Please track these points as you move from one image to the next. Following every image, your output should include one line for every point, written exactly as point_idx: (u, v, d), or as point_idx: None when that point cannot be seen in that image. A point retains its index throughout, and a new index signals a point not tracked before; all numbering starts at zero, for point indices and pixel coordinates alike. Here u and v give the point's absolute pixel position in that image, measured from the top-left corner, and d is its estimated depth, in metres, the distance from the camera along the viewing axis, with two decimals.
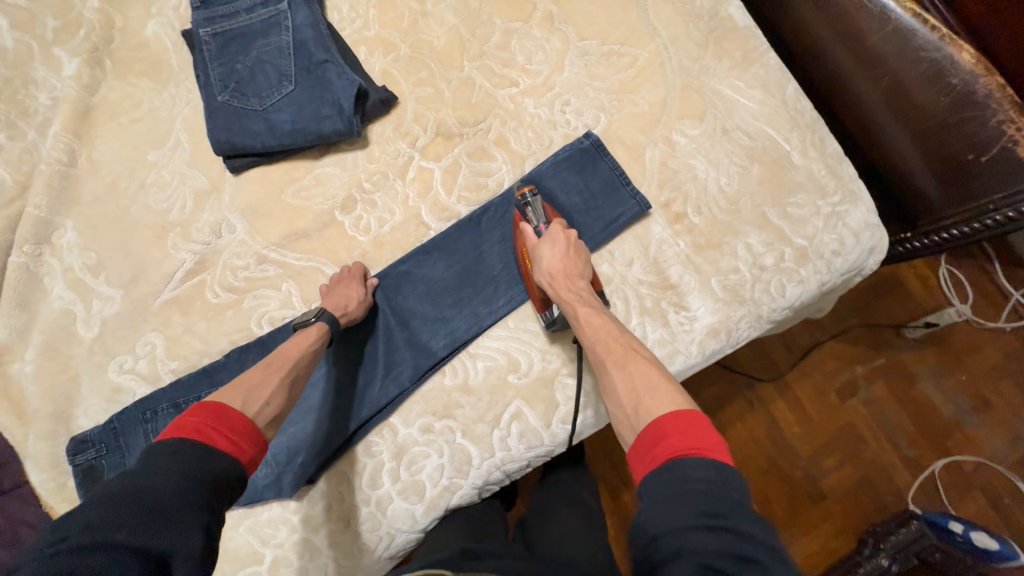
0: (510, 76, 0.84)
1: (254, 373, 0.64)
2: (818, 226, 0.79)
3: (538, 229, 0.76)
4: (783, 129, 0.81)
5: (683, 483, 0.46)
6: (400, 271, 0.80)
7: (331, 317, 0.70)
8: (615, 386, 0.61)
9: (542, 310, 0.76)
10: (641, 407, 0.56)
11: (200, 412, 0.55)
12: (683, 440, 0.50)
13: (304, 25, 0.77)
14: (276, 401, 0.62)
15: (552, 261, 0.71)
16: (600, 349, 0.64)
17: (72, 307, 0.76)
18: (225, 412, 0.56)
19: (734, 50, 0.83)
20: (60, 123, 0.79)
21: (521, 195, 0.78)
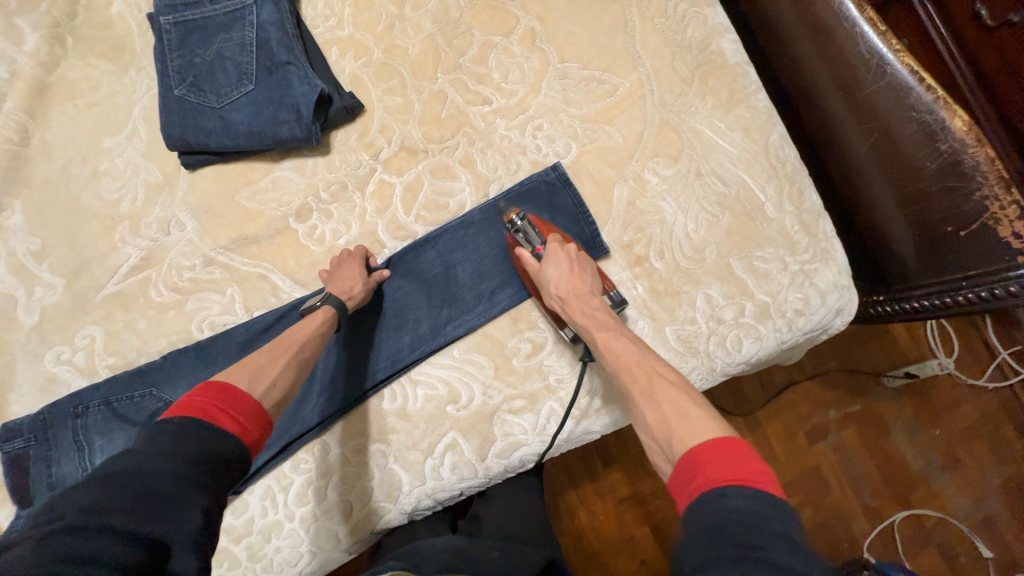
0: (483, 93, 0.80)
1: (258, 354, 0.63)
2: (784, 283, 0.76)
3: (536, 253, 0.73)
4: (760, 177, 0.78)
5: (722, 515, 0.44)
6: None
7: (339, 301, 0.70)
8: (646, 418, 0.58)
9: (561, 329, 0.73)
10: (675, 439, 0.53)
11: (206, 391, 0.54)
12: (723, 469, 0.48)
13: (269, 22, 0.75)
14: (282, 382, 0.61)
15: (561, 284, 0.68)
16: (627, 378, 0.62)
17: (13, 292, 0.75)
18: (229, 388, 0.56)
19: (719, 88, 0.79)
20: (15, 101, 0.77)
21: (509, 220, 0.75)
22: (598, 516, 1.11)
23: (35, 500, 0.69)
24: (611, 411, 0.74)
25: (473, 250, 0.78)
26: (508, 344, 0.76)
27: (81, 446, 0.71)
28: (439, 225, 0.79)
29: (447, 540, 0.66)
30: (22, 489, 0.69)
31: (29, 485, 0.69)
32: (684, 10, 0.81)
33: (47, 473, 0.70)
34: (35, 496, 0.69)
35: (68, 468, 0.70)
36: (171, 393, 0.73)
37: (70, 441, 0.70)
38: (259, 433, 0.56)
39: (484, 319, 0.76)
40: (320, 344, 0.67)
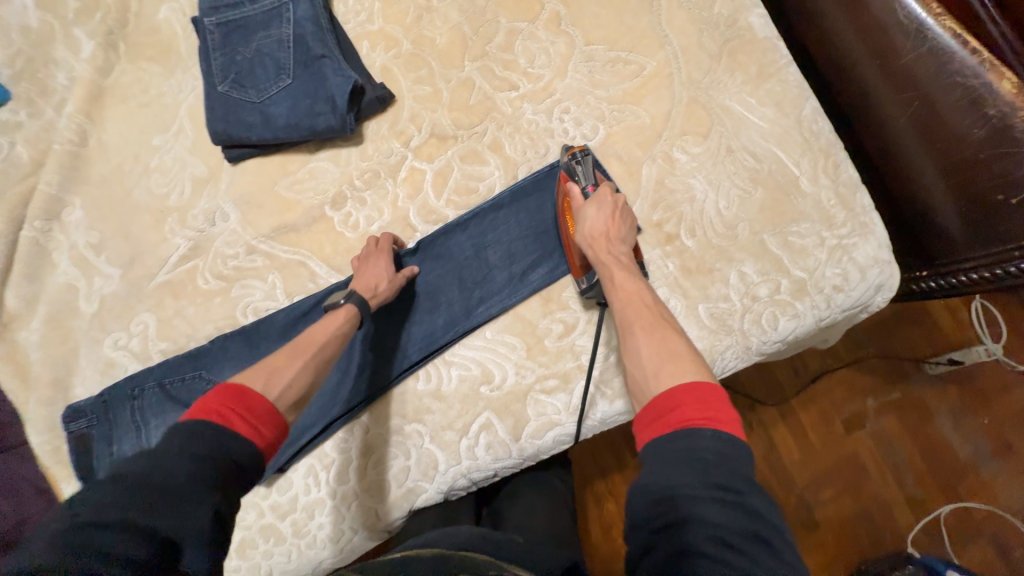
0: (510, 78, 0.82)
1: (277, 356, 0.61)
2: (821, 258, 0.74)
3: (585, 191, 0.73)
4: (793, 152, 0.76)
5: (692, 451, 0.45)
6: None
7: (361, 300, 0.69)
8: (638, 351, 0.58)
9: (580, 276, 0.74)
10: (663, 373, 0.53)
11: (221, 394, 0.53)
12: (698, 408, 0.48)
13: (304, 19, 0.78)
14: (298, 385, 0.59)
15: (596, 224, 0.69)
16: (631, 314, 0.61)
17: (75, 282, 0.80)
18: (246, 394, 0.54)
19: (749, 63, 0.78)
20: (74, 104, 0.83)
21: (572, 154, 0.76)
22: (629, 505, 1.10)
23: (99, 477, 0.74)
24: None
25: (507, 227, 0.79)
26: (539, 325, 0.77)
27: (139, 425, 0.75)
28: (469, 210, 0.80)
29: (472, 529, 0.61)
30: (87, 466, 0.74)
31: (93, 461, 0.74)
32: None
33: (109, 451, 0.74)
34: (99, 473, 0.73)
35: (127, 445, 0.75)
36: (219, 375, 0.76)
37: (129, 420, 0.75)
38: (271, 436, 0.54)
39: (519, 295, 0.77)
40: (339, 345, 0.66)
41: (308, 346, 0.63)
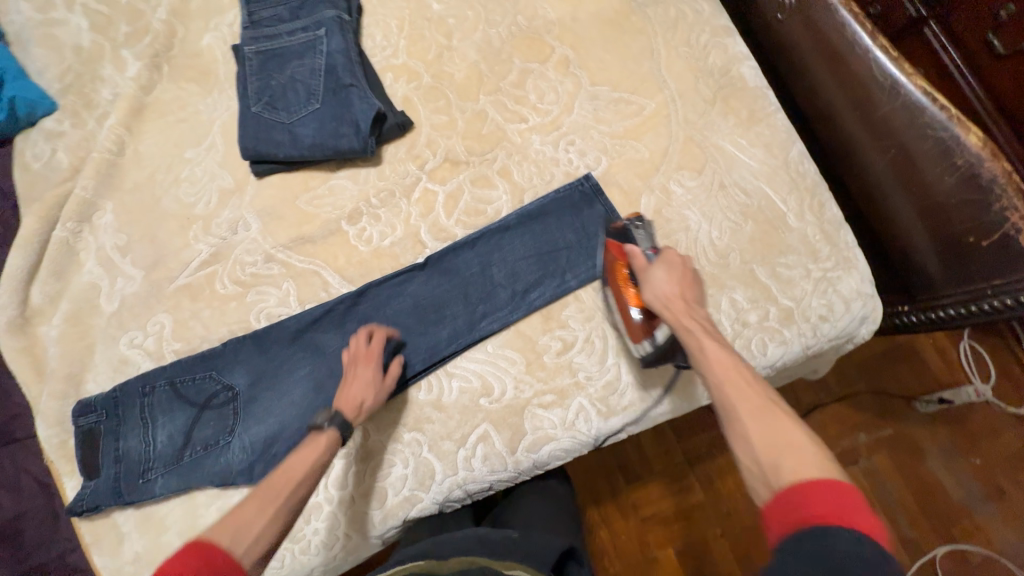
0: (521, 112, 0.88)
1: (245, 502, 0.58)
2: (807, 289, 0.79)
3: (647, 252, 0.72)
4: (781, 190, 0.82)
5: (835, 558, 0.40)
6: (393, 283, 0.83)
7: (344, 424, 0.67)
8: (749, 439, 0.52)
9: (640, 340, 0.72)
10: (784, 468, 0.48)
11: (184, 555, 0.51)
12: (837, 506, 0.44)
13: (336, 51, 0.85)
14: (269, 533, 0.57)
15: (665, 287, 0.66)
16: (730, 391, 0.56)
17: (99, 281, 0.84)
18: (208, 549, 0.52)
19: (740, 108, 0.85)
20: (116, 117, 0.89)
21: (628, 220, 0.78)
22: (620, 533, 1.09)
23: (103, 472, 0.75)
24: (639, 409, 0.77)
25: (514, 247, 0.84)
26: (539, 341, 0.80)
27: (146, 422, 0.77)
28: (477, 230, 0.85)
29: (474, 530, 0.68)
30: (92, 460, 0.76)
31: (99, 456, 0.76)
32: (706, 40, 0.89)
33: (115, 446, 0.76)
34: (104, 467, 0.75)
35: (133, 442, 0.76)
36: (228, 376, 0.79)
37: (138, 417, 0.77)
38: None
39: (521, 312, 0.81)
40: (317, 477, 0.64)
41: (282, 484, 0.61)
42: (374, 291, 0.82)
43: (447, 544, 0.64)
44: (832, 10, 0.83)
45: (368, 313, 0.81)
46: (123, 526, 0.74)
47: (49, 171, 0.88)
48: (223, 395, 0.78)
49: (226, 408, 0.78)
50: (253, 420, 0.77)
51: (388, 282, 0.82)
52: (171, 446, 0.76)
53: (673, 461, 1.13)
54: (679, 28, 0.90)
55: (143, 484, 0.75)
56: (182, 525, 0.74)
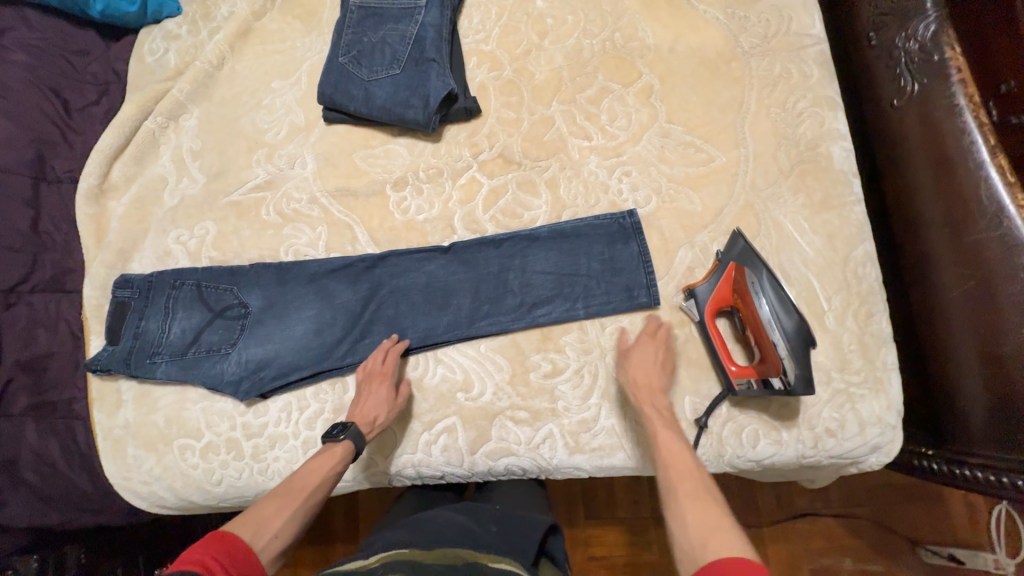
0: (588, 129, 0.87)
1: (266, 503, 0.62)
2: (821, 397, 0.74)
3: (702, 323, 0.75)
4: (828, 287, 0.76)
5: None
6: (413, 257, 0.85)
7: (357, 438, 0.72)
8: (685, 517, 0.56)
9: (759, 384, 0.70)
10: (707, 544, 0.52)
11: (209, 542, 0.54)
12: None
13: (430, 24, 0.87)
14: (285, 533, 0.60)
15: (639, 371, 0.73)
16: (673, 475, 0.61)
17: (168, 176, 0.92)
18: (230, 537, 0.56)
19: (815, 189, 0.80)
20: (224, 34, 0.96)
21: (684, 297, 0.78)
22: None
23: (120, 341, 0.84)
24: (606, 456, 0.76)
25: (538, 260, 0.83)
26: (530, 357, 0.80)
27: (168, 312, 0.85)
28: (508, 232, 0.85)
29: (452, 520, 0.66)
30: (116, 328, 0.85)
31: (123, 327, 0.85)
32: (803, 107, 0.83)
33: (137, 323, 0.84)
34: (122, 338, 0.84)
35: (150, 325, 0.84)
36: (246, 295, 0.85)
37: (161, 305, 0.85)
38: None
39: (523, 322, 0.81)
40: (330, 486, 0.68)
41: (297, 489, 0.65)
42: (394, 260, 0.85)
43: (427, 534, 0.61)
44: (954, 113, 0.74)
45: (382, 278, 0.85)
46: (125, 395, 0.84)
47: (157, 68, 0.97)
48: (236, 310, 0.85)
49: (235, 322, 0.84)
50: (254, 340, 0.83)
51: (410, 256, 0.85)
52: (181, 340, 0.84)
53: (635, 515, 1.09)
54: (778, 88, 0.84)
55: (150, 364, 0.83)
56: (170, 411, 0.83)
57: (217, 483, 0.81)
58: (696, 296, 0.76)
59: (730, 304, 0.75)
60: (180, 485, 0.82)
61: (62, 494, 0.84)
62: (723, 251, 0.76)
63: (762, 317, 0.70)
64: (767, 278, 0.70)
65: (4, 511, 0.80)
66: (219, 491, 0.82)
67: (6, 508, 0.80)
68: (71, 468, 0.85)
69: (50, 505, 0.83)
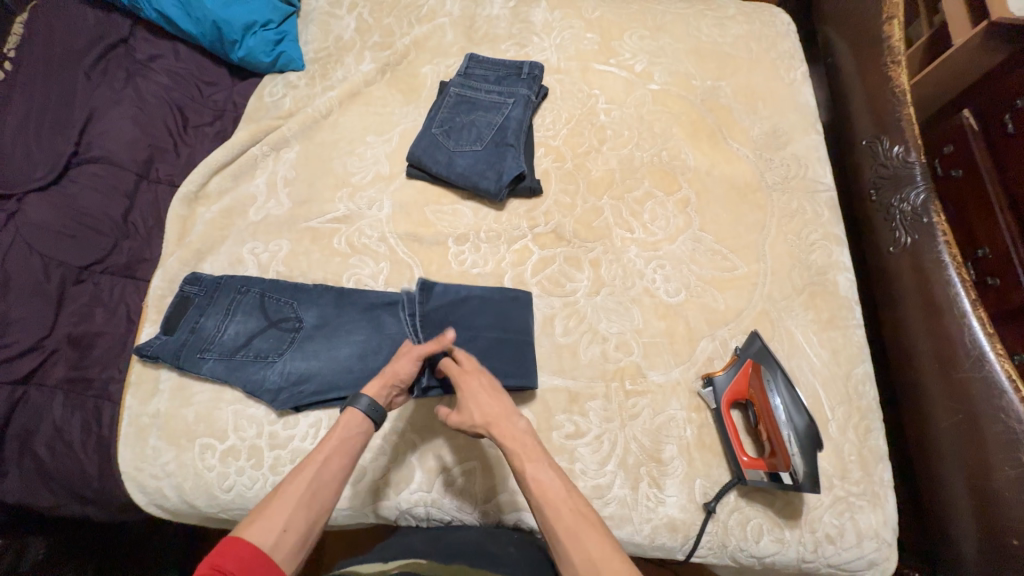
0: (631, 223, 1.01)
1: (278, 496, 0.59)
2: (824, 502, 0.78)
3: (718, 408, 0.82)
4: (832, 397, 0.85)
5: None
6: (456, 302, 0.91)
7: (366, 405, 0.69)
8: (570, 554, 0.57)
9: (768, 477, 0.75)
10: None
11: (228, 558, 0.51)
12: None
13: (514, 117, 1.05)
14: (295, 527, 0.58)
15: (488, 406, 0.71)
16: (547, 510, 0.60)
17: (258, 195, 1.04)
18: (241, 545, 0.53)
19: (823, 308, 0.91)
20: (337, 92, 1.14)
21: (704, 382, 0.85)
22: None
23: (175, 333, 0.89)
24: (615, 527, 0.78)
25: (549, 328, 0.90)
26: (555, 415, 0.85)
27: (227, 312, 0.91)
28: (466, 309, 0.91)
29: (468, 540, 0.71)
30: (174, 319, 0.90)
31: (182, 320, 0.90)
32: (815, 239, 0.97)
33: (195, 318, 0.90)
34: (178, 329, 0.89)
35: (208, 322, 0.90)
36: (303, 311, 0.92)
37: (223, 305, 0.91)
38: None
39: (528, 382, 0.84)
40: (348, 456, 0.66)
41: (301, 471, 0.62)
42: (437, 293, 0.91)
43: (443, 552, 0.66)
44: (941, 267, 0.87)
45: (428, 307, 0.90)
46: (162, 385, 0.88)
47: (273, 107, 1.14)
48: (290, 323, 0.91)
49: (287, 334, 0.90)
50: (300, 353, 0.88)
51: (450, 294, 0.92)
52: (233, 341, 0.89)
53: None
54: (795, 219, 0.99)
55: (197, 359, 0.87)
56: (201, 407, 0.86)
57: (225, 489, 0.82)
58: (714, 384, 0.84)
59: (747, 397, 0.82)
60: (190, 485, 0.83)
61: (64, 476, 0.82)
62: (740, 348, 0.86)
63: (776, 414, 0.76)
64: (781, 378, 0.78)
65: (4, 482, 0.80)
66: (225, 498, 0.82)
67: (6, 480, 0.80)
68: (83, 450, 0.84)
69: (48, 484, 0.82)
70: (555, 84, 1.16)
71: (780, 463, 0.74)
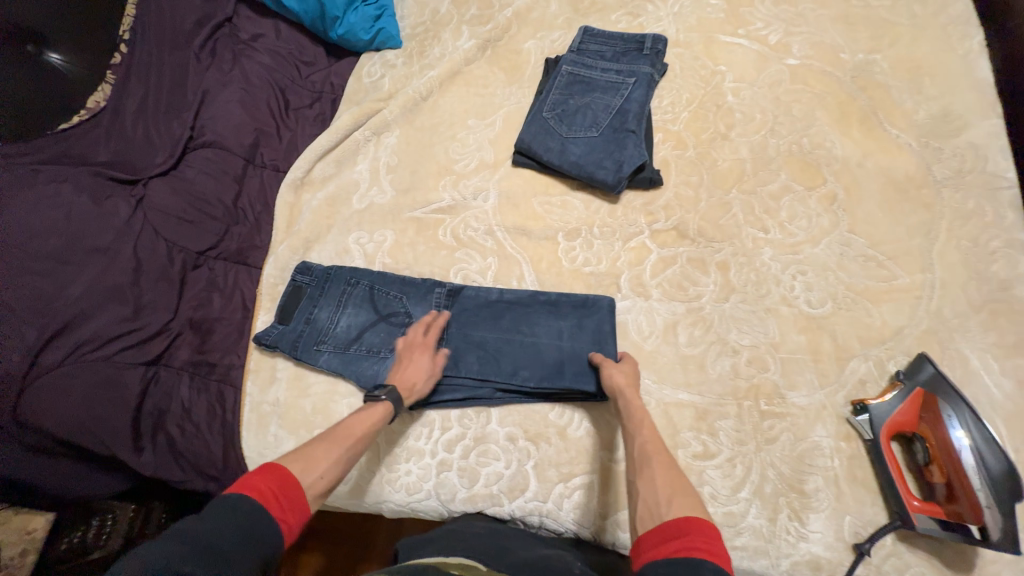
0: (765, 222, 0.90)
1: (317, 444, 0.62)
2: (1003, 558, 0.68)
3: (876, 441, 0.72)
4: (1016, 437, 0.73)
5: (689, 567, 0.45)
6: (493, 298, 0.88)
7: (398, 401, 0.73)
8: (653, 481, 0.57)
9: (948, 527, 0.66)
10: (671, 502, 0.53)
11: (269, 476, 0.55)
12: (704, 538, 0.48)
13: (635, 100, 0.95)
14: (330, 473, 0.60)
15: (619, 377, 0.74)
16: (648, 450, 0.62)
17: (360, 182, 1.02)
18: (281, 469, 0.56)
19: (1005, 330, 0.78)
20: (437, 72, 1.08)
21: (854, 407, 0.75)
22: None
23: (290, 323, 0.90)
24: (749, 559, 0.71)
25: (581, 334, 0.83)
26: (681, 432, 0.78)
27: (339, 304, 0.90)
28: (501, 302, 0.88)
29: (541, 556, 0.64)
30: (288, 309, 0.91)
31: (296, 310, 0.91)
32: (995, 246, 0.82)
33: (309, 310, 0.90)
34: (293, 321, 0.90)
35: (321, 315, 0.90)
36: (412, 306, 0.89)
37: (335, 297, 0.91)
38: (297, 523, 0.54)
39: (551, 384, 0.80)
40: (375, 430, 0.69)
41: (345, 430, 0.66)
42: (467, 294, 0.89)
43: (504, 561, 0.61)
44: None
45: (454, 309, 0.88)
46: (280, 373, 0.90)
47: (373, 89, 1.10)
48: (400, 318, 0.88)
49: (397, 329, 0.88)
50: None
51: (480, 296, 0.88)
52: (346, 334, 0.88)
53: None
54: (969, 222, 0.85)
55: (314, 351, 0.87)
56: (319, 398, 0.87)
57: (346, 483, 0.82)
58: (871, 412, 0.74)
59: (910, 430, 0.72)
60: None
61: (192, 455, 0.83)
62: (905, 373, 0.75)
63: (962, 455, 0.66)
64: (967, 411, 0.67)
65: (141, 457, 0.80)
66: (342, 490, 0.82)
67: (143, 454, 0.80)
68: (210, 430, 0.85)
69: (178, 462, 0.82)
70: (674, 60, 1.04)
71: (965, 513, 0.65)
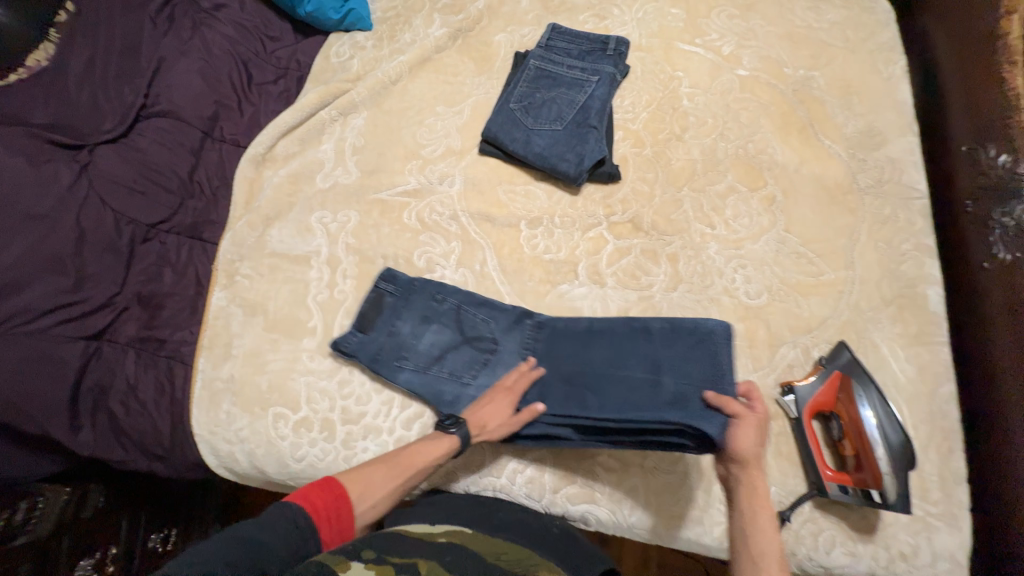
0: (712, 218, 0.96)
1: (375, 468, 0.69)
2: (900, 522, 0.77)
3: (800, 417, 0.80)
4: (916, 415, 0.83)
5: None
6: (584, 325, 0.83)
7: (466, 437, 0.73)
8: None
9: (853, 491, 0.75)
10: None
11: (326, 491, 0.63)
12: None
13: (598, 97, 1.00)
14: (379, 505, 0.67)
15: (741, 444, 0.68)
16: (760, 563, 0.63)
17: (325, 162, 1.01)
18: (336, 486, 0.64)
19: (911, 322, 0.88)
20: (406, 57, 1.08)
21: (782, 388, 0.82)
22: None
23: (368, 334, 0.86)
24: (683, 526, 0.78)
25: (688, 370, 0.74)
26: None
27: (423, 319, 0.87)
28: (593, 331, 0.82)
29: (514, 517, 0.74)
30: (368, 317, 0.87)
31: (378, 320, 0.86)
32: (907, 248, 0.93)
33: (392, 322, 0.86)
34: (371, 331, 0.86)
35: (402, 329, 0.86)
36: (500, 333, 0.86)
37: (417, 312, 0.87)
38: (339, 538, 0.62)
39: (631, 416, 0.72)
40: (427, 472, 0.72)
41: (406, 463, 0.71)
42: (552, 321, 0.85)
43: (491, 526, 0.71)
44: None
45: (542, 337, 0.84)
46: (234, 350, 0.88)
47: (341, 69, 1.09)
48: (486, 343, 0.85)
49: (481, 355, 0.84)
50: (492, 379, 0.83)
51: (573, 324, 0.84)
52: (428, 352, 0.85)
53: None
54: (886, 226, 0.95)
55: (394, 367, 0.84)
56: (275, 376, 0.86)
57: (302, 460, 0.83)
58: (796, 393, 0.81)
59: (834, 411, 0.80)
60: (262, 452, 0.84)
61: (139, 433, 0.81)
62: (826, 358, 0.83)
63: (869, 429, 0.76)
64: (876, 395, 0.77)
65: (78, 436, 0.77)
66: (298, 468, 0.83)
67: (80, 433, 0.77)
68: (157, 408, 0.83)
69: (121, 440, 0.81)
70: (636, 63, 1.09)
71: (866, 479, 0.74)
